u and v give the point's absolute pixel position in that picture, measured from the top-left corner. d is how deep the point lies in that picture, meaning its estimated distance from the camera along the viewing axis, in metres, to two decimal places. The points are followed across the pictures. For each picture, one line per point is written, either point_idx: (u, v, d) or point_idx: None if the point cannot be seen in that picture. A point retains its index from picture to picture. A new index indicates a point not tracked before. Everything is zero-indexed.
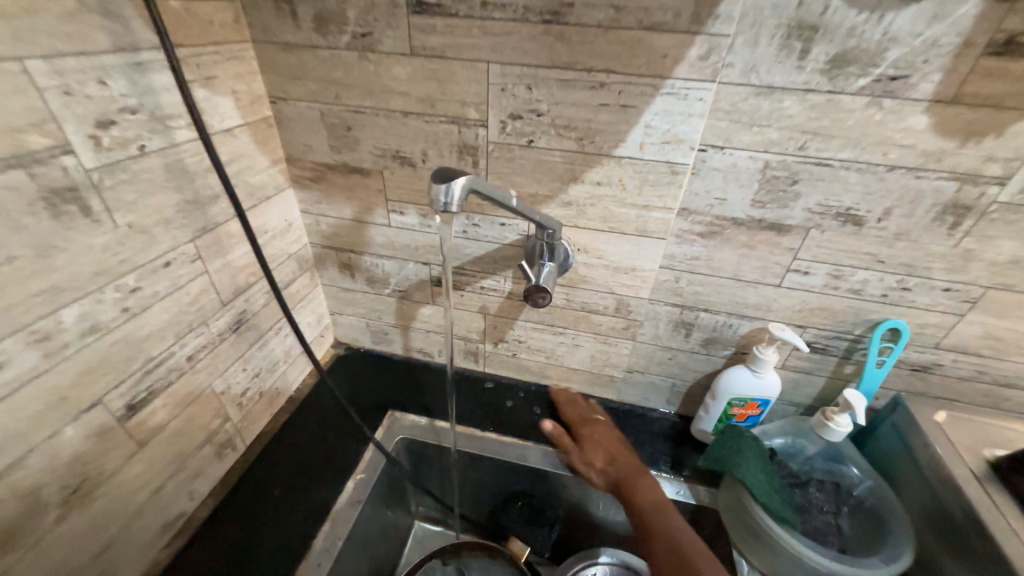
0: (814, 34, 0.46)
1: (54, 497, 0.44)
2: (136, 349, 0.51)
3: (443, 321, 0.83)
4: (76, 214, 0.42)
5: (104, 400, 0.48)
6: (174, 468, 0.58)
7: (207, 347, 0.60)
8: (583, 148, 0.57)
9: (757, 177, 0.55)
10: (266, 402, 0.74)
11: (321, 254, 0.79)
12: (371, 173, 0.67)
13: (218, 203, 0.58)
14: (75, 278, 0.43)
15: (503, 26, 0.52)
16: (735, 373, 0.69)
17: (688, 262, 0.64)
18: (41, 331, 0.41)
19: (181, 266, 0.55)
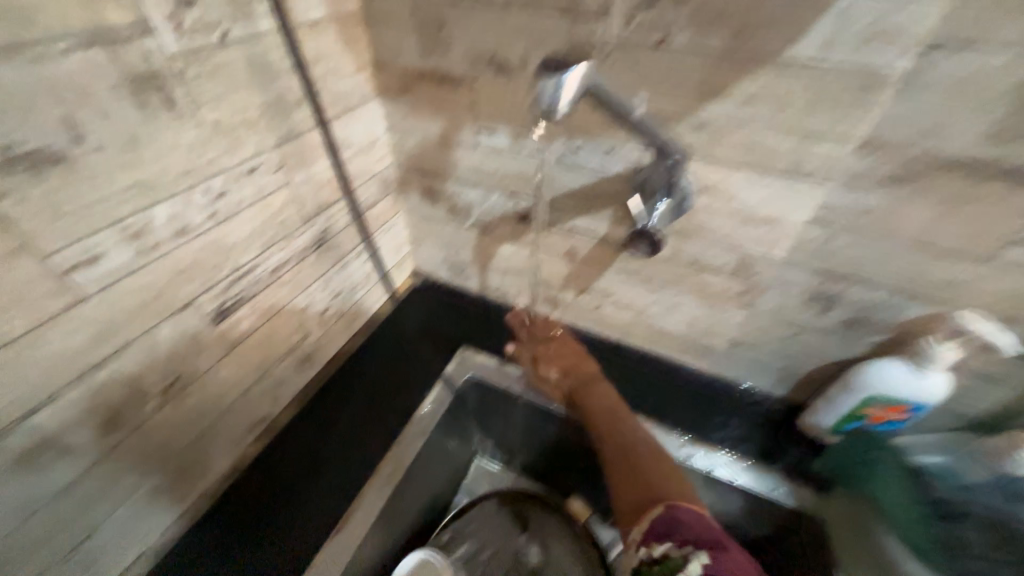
0: None
1: (153, 387, 0.47)
2: (223, 256, 0.50)
3: (524, 262, 0.76)
4: (159, 106, 0.40)
5: (195, 303, 0.49)
6: (260, 374, 0.61)
7: (290, 261, 0.60)
8: (736, 49, 0.43)
9: (1008, 96, 0.37)
10: (345, 323, 0.75)
11: (404, 177, 0.75)
12: (462, 82, 0.58)
13: (302, 109, 0.54)
14: (163, 176, 0.42)
15: None
16: (890, 367, 0.54)
17: (852, 217, 0.49)
18: (133, 228, 0.41)
19: (265, 175, 0.52)
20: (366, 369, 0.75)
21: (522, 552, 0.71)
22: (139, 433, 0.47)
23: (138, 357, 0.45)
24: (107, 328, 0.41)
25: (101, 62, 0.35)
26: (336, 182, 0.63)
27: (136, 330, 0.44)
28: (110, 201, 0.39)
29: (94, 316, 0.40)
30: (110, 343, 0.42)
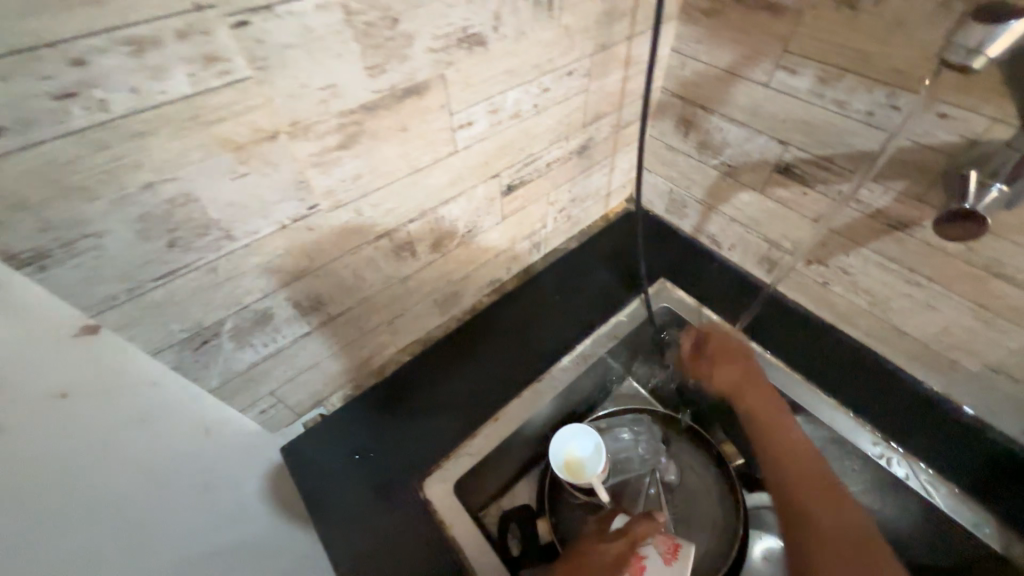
0: None
1: (460, 229, 0.64)
2: (527, 142, 0.62)
3: (758, 215, 0.75)
4: (544, 6, 0.49)
5: (500, 174, 0.62)
6: (509, 245, 0.76)
7: (560, 159, 0.70)
8: None
9: None
10: (568, 225, 0.86)
11: (666, 102, 0.76)
12: (787, 13, 0.56)
13: (622, 21, 0.59)
14: (524, 67, 0.53)
15: None
16: None
17: None
18: (495, 105, 0.53)
19: (576, 79, 0.60)
20: (574, 269, 0.86)
21: (662, 471, 0.77)
22: (442, 259, 0.65)
23: (462, 204, 0.61)
24: (457, 176, 0.57)
25: None
26: (615, 96, 0.69)
27: (468, 184, 0.59)
28: (492, 80, 0.51)
29: (455, 166, 0.55)
30: (454, 189, 0.58)
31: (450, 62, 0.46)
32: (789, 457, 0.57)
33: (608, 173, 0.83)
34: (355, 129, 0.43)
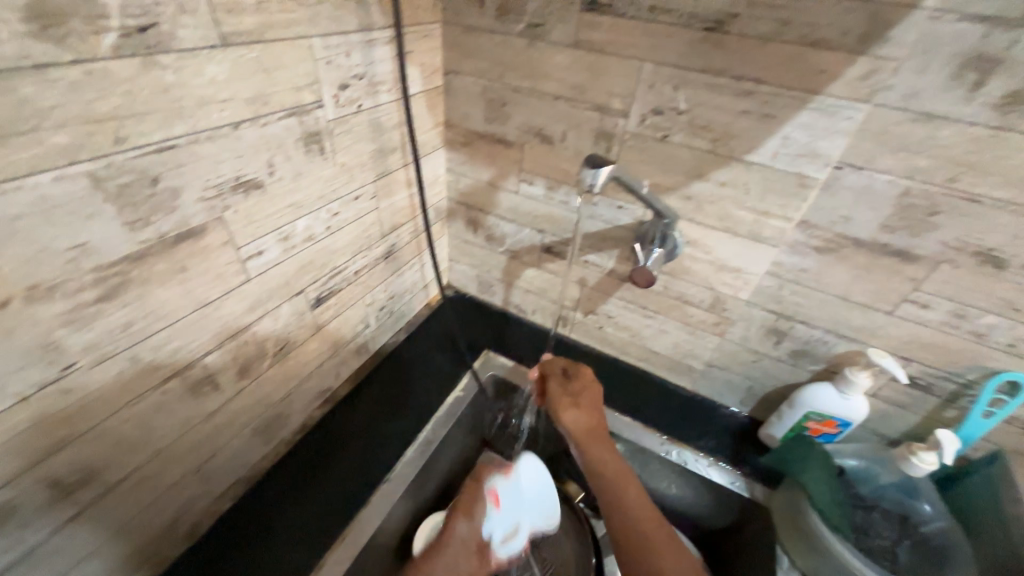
0: (993, 67, 0.45)
1: (270, 350, 0.63)
2: (329, 257, 0.68)
3: (544, 285, 0.93)
4: (316, 151, 0.58)
5: (305, 290, 0.66)
6: (332, 353, 0.77)
7: (367, 267, 0.77)
8: (715, 149, 0.61)
9: (892, 203, 0.56)
10: (393, 320, 0.92)
11: (453, 208, 0.93)
12: (513, 145, 0.77)
13: (394, 155, 0.72)
14: (309, 199, 0.60)
15: (664, 29, 0.57)
16: (820, 391, 0.71)
17: (796, 272, 0.66)
18: (284, 233, 0.58)
19: (364, 201, 0.70)
20: (405, 360, 0.91)
21: None
22: (255, 384, 0.63)
23: (268, 325, 0.61)
24: (256, 301, 0.58)
25: (294, 125, 0.53)
26: (407, 209, 0.81)
27: (270, 306, 0.61)
28: (277, 214, 0.56)
29: (251, 292, 0.57)
30: (254, 314, 0.58)
31: (226, 206, 0.49)
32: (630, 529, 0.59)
33: (420, 269, 0.93)
34: (120, 281, 0.42)
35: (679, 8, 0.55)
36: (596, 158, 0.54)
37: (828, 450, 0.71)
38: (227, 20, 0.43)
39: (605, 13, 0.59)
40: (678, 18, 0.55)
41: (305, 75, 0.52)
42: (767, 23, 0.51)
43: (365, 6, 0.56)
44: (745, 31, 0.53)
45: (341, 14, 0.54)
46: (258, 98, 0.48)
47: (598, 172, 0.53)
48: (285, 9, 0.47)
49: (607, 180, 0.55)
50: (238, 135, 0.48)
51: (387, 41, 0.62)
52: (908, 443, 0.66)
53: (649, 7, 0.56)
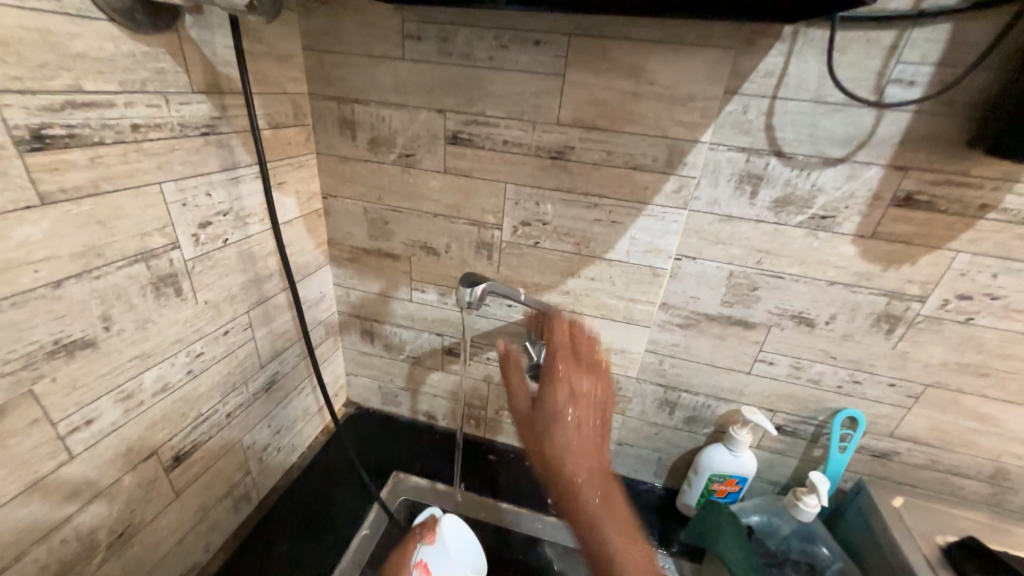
0: (759, 182, 0.59)
1: (102, 540, 0.51)
2: (190, 406, 0.59)
3: (450, 388, 0.90)
4: (170, 294, 0.53)
5: (157, 451, 0.55)
6: (197, 520, 0.64)
7: (242, 405, 0.68)
8: (580, 251, 0.69)
9: (724, 282, 0.67)
10: (281, 458, 0.81)
11: (346, 321, 0.89)
12: (401, 258, 0.79)
13: (271, 280, 0.69)
14: (160, 346, 0.53)
15: (519, 158, 0.65)
16: (714, 451, 0.76)
17: (669, 347, 0.74)
18: (126, 390, 0.50)
19: (235, 334, 0.64)
20: (299, 503, 0.79)
21: None
22: None
23: (99, 509, 0.50)
24: (82, 483, 0.47)
25: (139, 272, 0.49)
26: (290, 332, 0.76)
27: (103, 484, 0.50)
28: (116, 371, 0.48)
29: (74, 473, 0.46)
30: (76, 502, 0.47)
31: (38, 376, 0.41)
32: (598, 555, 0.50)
33: (311, 393, 0.86)
34: None
35: (527, 142, 0.64)
36: (471, 278, 0.62)
37: (733, 511, 0.74)
38: (50, 178, 0.39)
39: (466, 146, 0.67)
40: (528, 150, 0.64)
41: (154, 220, 0.49)
42: (598, 153, 0.62)
43: (227, 148, 0.57)
44: (581, 158, 0.63)
45: (200, 158, 0.53)
46: (89, 252, 0.43)
47: (474, 288, 0.60)
48: (127, 161, 0.45)
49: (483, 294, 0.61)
50: (60, 294, 0.42)
51: (255, 176, 0.62)
52: (794, 490, 0.72)
53: (503, 141, 0.65)
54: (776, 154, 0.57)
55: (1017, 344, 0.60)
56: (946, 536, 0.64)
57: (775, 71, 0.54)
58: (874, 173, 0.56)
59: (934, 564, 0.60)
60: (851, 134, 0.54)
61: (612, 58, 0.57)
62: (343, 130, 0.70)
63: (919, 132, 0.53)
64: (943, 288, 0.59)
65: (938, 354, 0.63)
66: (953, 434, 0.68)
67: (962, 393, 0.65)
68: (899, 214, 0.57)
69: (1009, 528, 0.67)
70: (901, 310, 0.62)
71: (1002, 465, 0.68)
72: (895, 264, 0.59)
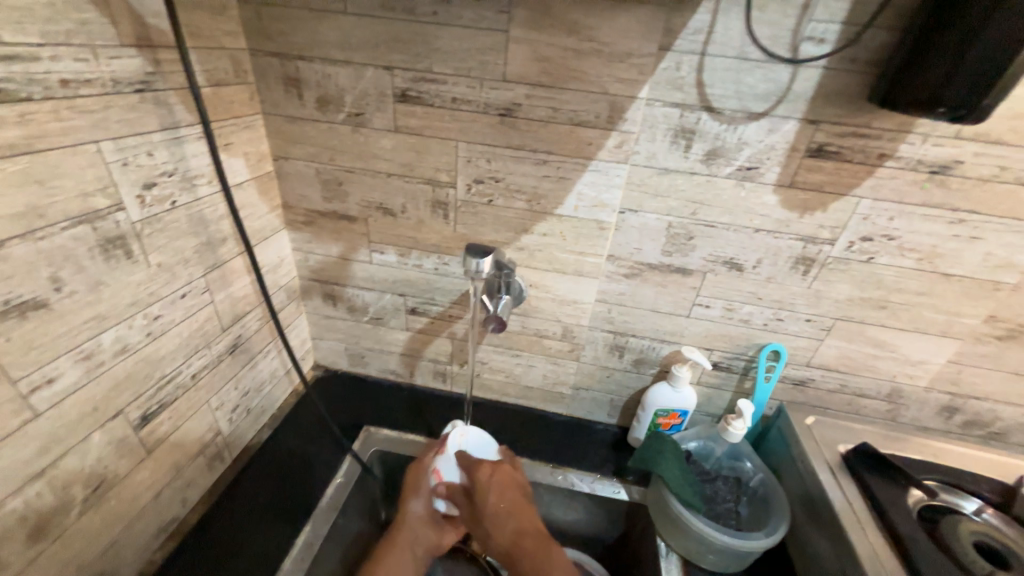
0: (692, 136, 0.64)
1: (78, 494, 0.53)
2: (153, 367, 0.60)
3: (415, 346, 0.94)
4: (121, 256, 0.53)
5: (124, 411, 0.57)
6: (171, 476, 0.66)
7: (207, 367, 0.70)
8: (532, 208, 0.73)
9: (663, 233, 0.72)
10: (252, 419, 0.83)
11: (307, 285, 0.90)
12: (358, 219, 0.80)
13: (226, 244, 0.69)
14: (116, 308, 0.53)
15: (468, 116, 0.67)
16: (659, 389, 0.84)
17: (617, 296, 0.79)
18: (85, 351, 0.51)
19: (193, 297, 0.65)
20: (273, 459, 0.82)
21: None
22: (57, 545, 0.51)
23: (71, 465, 0.51)
24: (50, 440, 0.49)
25: (85, 234, 0.49)
26: (250, 296, 0.77)
27: (71, 442, 0.51)
28: (71, 332, 0.49)
29: (41, 430, 0.48)
30: (46, 458, 0.49)
31: None
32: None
33: (278, 356, 0.87)
34: None
35: (475, 99, 0.65)
36: (480, 249, 0.64)
37: (675, 439, 0.83)
38: None
39: (416, 103, 0.67)
40: (476, 107, 0.66)
41: (95, 180, 0.49)
42: (544, 109, 0.64)
43: (166, 106, 0.55)
44: (528, 115, 0.65)
45: (137, 116, 0.52)
46: (30, 212, 0.43)
47: (483, 261, 0.63)
48: (59, 118, 0.44)
49: (490, 267, 0.65)
50: (4, 255, 0.42)
51: (198, 136, 0.61)
52: (725, 417, 0.81)
53: (451, 99, 0.66)
54: (706, 109, 0.62)
55: (909, 278, 0.69)
56: (847, 445, 0.75)
57: (704, 28, 0.57)
58: (791, 126, 0.61)
59: (835, 468, 0.71)
60: (771, 90, 0.59)
61: (553, 13, 0.58)
62: (289, 88, 0.69)
63: (828, 87, 0.58)
64: (849, 231, 0.67)
65: (845, 290, 0.72)
66: (858, 360, 0.78)
67: (865, 324, 0.74)
68: (813, 164, 0.63)
69: (899, 436, 0.79)
70: (815, 252, 0.69)
71: (896, 384, 0.79)
72: (810, 211, 0.66)
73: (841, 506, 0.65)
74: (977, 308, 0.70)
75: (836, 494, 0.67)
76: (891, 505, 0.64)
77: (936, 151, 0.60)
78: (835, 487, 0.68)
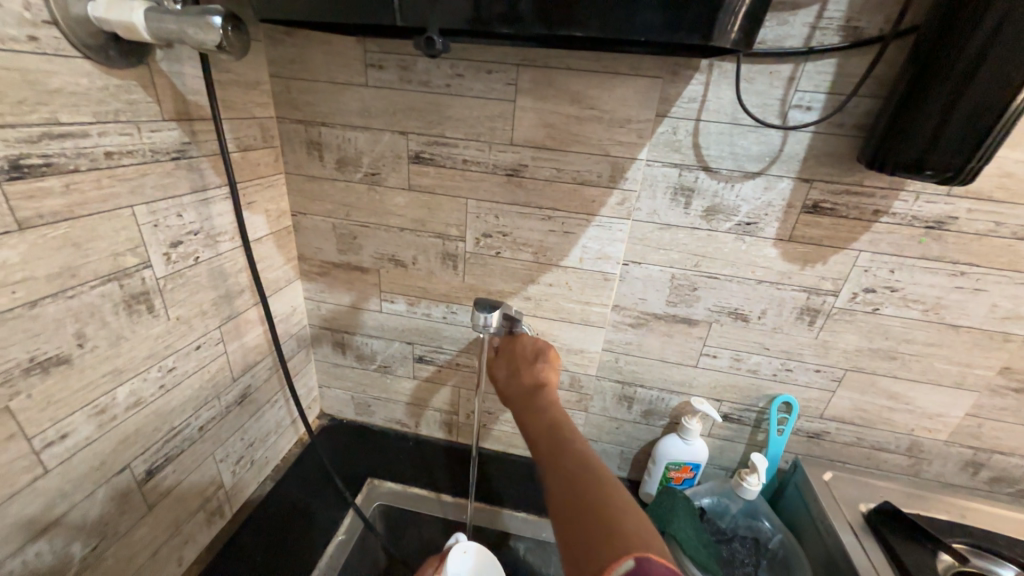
0: (691, 194, 0.67)
1: (76, 553, 0.52)
2: (163, 420, 0.61)
3: (422, 395, 0.94)
4: (142, 311, 0.55)
5: (130, 465, 0.57)
6: (170, 534, 0.65)
7: (215, 418, 0.70)
8: (538, 260, 0.75)
9: (667, 284, 0.73)
10: (255, 471, 0.82)
11: (317, 333, 0.91)
12: (370, 270, 0.82)
13: (242, 295, 0.72)
14: (133, 361, 0.55)
15: (478, 175, 0.71)
16: (668, 441, 0.82)
17: (624, 345, 0.80)
18: (99, 405, 0.52)
19: (207, 348, 0.66)
20: (273, 514, 0.80)
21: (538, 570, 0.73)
22: None
23: (72, 523, 0.51)
24: (56, 497, 0.49)
25: (112, 291, 0.51)
26: (262, 345, 0.78)
27: (76, 498, 0.51)
28: (89, 387, 0.50)
29: (49, 486, 0.48)
30: (50, 516, 0.48)
31: (14, 392, 0.43)
32: (564, 485, 0.42)
33: (285, 405, 0.87)
34: None
35: (484, 160, 0.70)
36: (489, 304, 0.66)
37: (688, 495, 0.80)
38: (27, 205, 0.42)
39: (429, 164, 0.72)
40: (486, 167, 0.70)
41: (127, 241, 0.52)
42: (549, 169, 0.68)
43: (197, 171, 0.60)
44: (535, 175, 0.69)
45: (170, 181, 0.56)
46: (64, 273, 0.46)
47: (490, 315, 0.64)
48: (101, 186, 0.48)
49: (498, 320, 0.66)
50: (36, 313, 0.44)
51: (224, 197, 0.65)
52: (739, 471, 0.79)
53: (462, 160, 0.70)
54: (704, 169, 0.65)
55: (916, 329, 0.69)
56: (869, 503, 0.72)
57: (697, 97, 0.61)
58: (786, 185, 0.64)
59: (857, 528, 0.68)
60: (764, 152, 0.63)
61: (557, 85, 0.63)
62: (311, 151, 0.74)
63: (819, 149, 0.61)
64: (851, 283, 0.68)
65: (853, 341, 0.72)
66: (873, 412, 0.76)
67: (877, 375, 0.73)
68: (810, 220, 0.65)
69: (924, 493, 0.76)
70: (819, 303, 0.70)
71: (915, 438, 0.77)
72: (810, 263, 0.68)
73: (862, 560, 0.63)
74: (990, 359, 0.69)
75: (855, 550, 0.65)
76: (918, 571, 0.61)
77: (929, 208, 0.62)
78: (857, 548, 0.65)
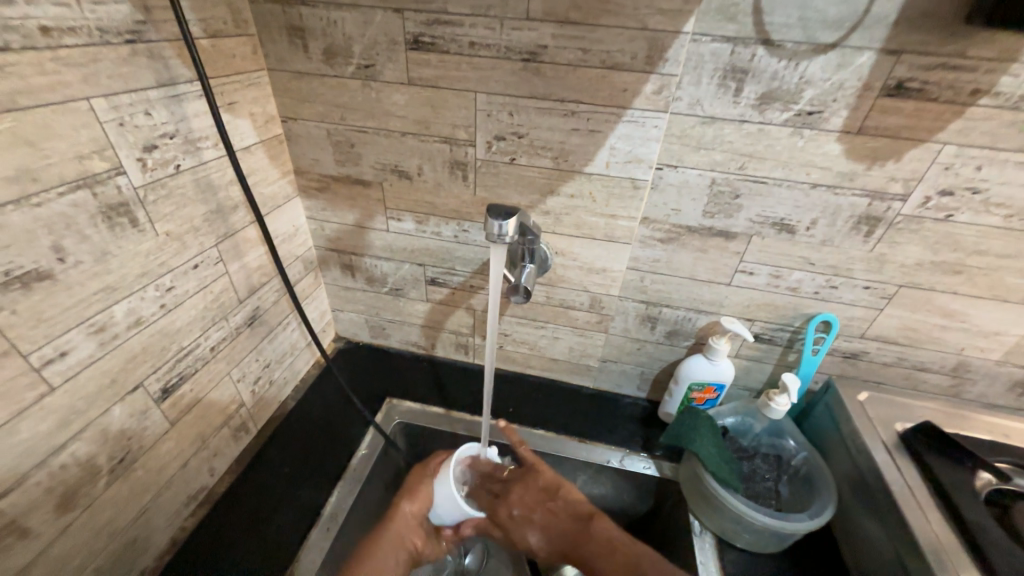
0: (744, 76, 0.55)
1: (103, 465, 0.53)
2: (170, 338, 0.59)
3: (436, 317, 0.91)
4: (125, 225, 0.50)
5: (143, 384, 0.56)
6: (198, 447, 0.67)
7: (226, 339, 0.68)
8: (558, 166, 0.66)
9: (706, 192, 0.65)
10: (276, 390, 0.83)
11: (324, 256, 0.87)
12: (372, 184, 0.75)
13: (237, 212, 0.66)
14: (125, 278, 0.51)
15: (488, 62, 0.60)
16: (694, 361, 0.78)
17: (651, 263, 0.73)
18: (97, 324, 0.49)
19: (207, 267, 0.62)
20: (297, 430, 0.82)
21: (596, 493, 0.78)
22: (86, 514, 0.52)
23: (92, 438, 0.51)
24: (69, 413, 0.48)
25: (85, 200, 0.46)
26: (266, 267, 0.74)
27: (92, 414, 0.50)
28: (81, 304, 0.47)
29: (59, 404, 0.47)
30: (67, 431, 0.48)
31: None
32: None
33: (298, 327, 0.86)
34: None
35: (495, 42, 0.58)
36: (503, 210, 0.58)
37: (711, 415, 0.78)
38: None
39: (430, 51, 0.61)
40: (496, 52, 0.59)
41: (90, 141, 0.45)
42: (573, 51, 0.57)
43: (161, 59, 0.51)
44: (555, 59, 0.58)
45: (130, 71, 0.48)
46: (22, 175, 0.40)
47: (506, 223, 0.56)
48: (44, 72, 0.41)
49: (514, 229, 0.58)
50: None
51: (199, 94, 0.56)
52: (766, 392, 0.76)
53: (468, 43, 0.59)
54: (763, 43, 0.53)
55: (992, 238, 0.60)
56: (905, 423, 0.69)
57: None
58: (865, 60, 0.52)
59: (891, 448, 0.65)
60: (845, 15, 0.50)
61: None
62: (293, 39, 0.64)
63: (915, 8, 0.49)
64: (925, 184, 0.58)
65: (913, 254, 0.64)
66: (922, 332, 0.70)
67: (935, 291, 0.66)
68: (888, 105, 0.54)
69: (962, 412, 0.72)
70: (881, 211, 0.61)
71: (964, 357, 0.72)
72: (880, 161, 0.58)
73: (897, 479, 0.61)
74: None
75: (889, 468, 0.63)
76: (958, 493, 0.58)
77: None
78: (891, 468, 0.63)
